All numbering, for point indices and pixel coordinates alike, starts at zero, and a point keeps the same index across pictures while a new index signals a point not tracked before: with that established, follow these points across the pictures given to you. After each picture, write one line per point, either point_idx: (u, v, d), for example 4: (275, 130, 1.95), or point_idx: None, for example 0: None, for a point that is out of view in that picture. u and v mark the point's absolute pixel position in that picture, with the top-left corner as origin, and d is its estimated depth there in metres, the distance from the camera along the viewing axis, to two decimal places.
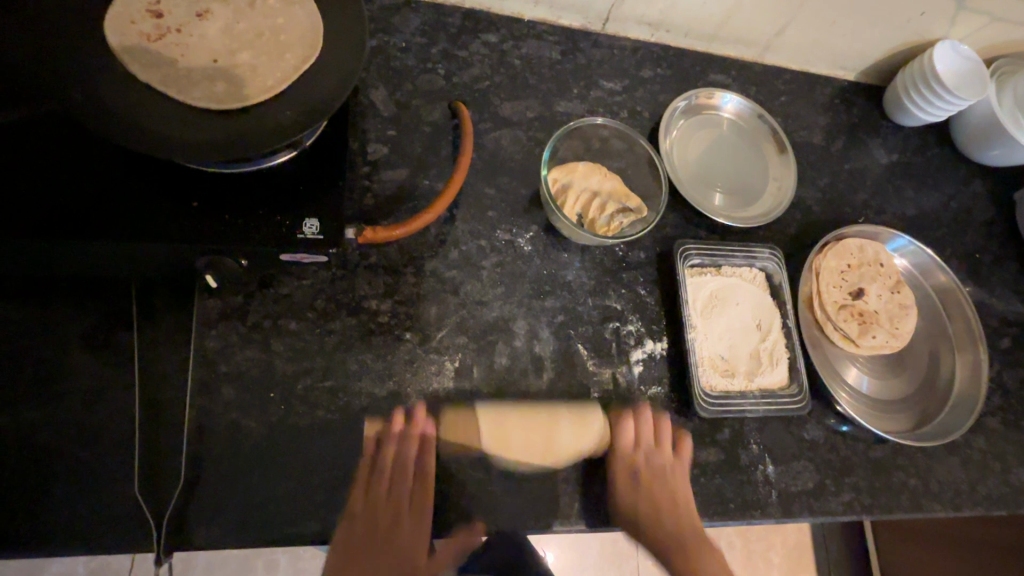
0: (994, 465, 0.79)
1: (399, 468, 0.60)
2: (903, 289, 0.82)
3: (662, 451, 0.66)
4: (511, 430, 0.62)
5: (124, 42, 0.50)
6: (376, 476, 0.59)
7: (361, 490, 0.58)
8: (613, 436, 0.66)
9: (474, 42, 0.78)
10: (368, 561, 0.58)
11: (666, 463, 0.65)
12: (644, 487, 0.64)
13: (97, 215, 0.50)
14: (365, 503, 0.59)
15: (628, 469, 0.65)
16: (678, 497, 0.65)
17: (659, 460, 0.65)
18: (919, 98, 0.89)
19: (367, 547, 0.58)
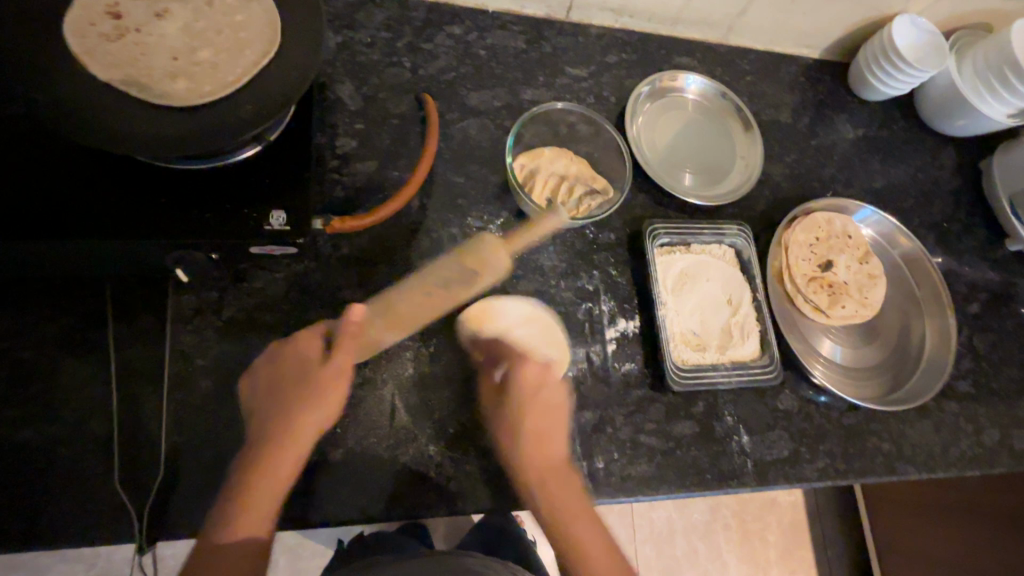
0: (967, 426, 0.81)
1: (289, 375, 0.59)
2: (871, 259, 0.84)
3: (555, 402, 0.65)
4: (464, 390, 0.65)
5: (84, 43, 0.51)
6: (257, 390, 0.59)
7: (252, 416, 0.58)
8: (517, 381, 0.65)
9: (439, 34, 0.79)
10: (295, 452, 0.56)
11: (550, 396, 0.65)
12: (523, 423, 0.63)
13: (63, 215, 0.51)
14: (253, 425, 0.57)
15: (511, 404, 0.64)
16: (542, 440, 0.63)
17: (542, 385, 0.65)
18: (876, 67, 0.91)
19: (261, 472, 0.54)
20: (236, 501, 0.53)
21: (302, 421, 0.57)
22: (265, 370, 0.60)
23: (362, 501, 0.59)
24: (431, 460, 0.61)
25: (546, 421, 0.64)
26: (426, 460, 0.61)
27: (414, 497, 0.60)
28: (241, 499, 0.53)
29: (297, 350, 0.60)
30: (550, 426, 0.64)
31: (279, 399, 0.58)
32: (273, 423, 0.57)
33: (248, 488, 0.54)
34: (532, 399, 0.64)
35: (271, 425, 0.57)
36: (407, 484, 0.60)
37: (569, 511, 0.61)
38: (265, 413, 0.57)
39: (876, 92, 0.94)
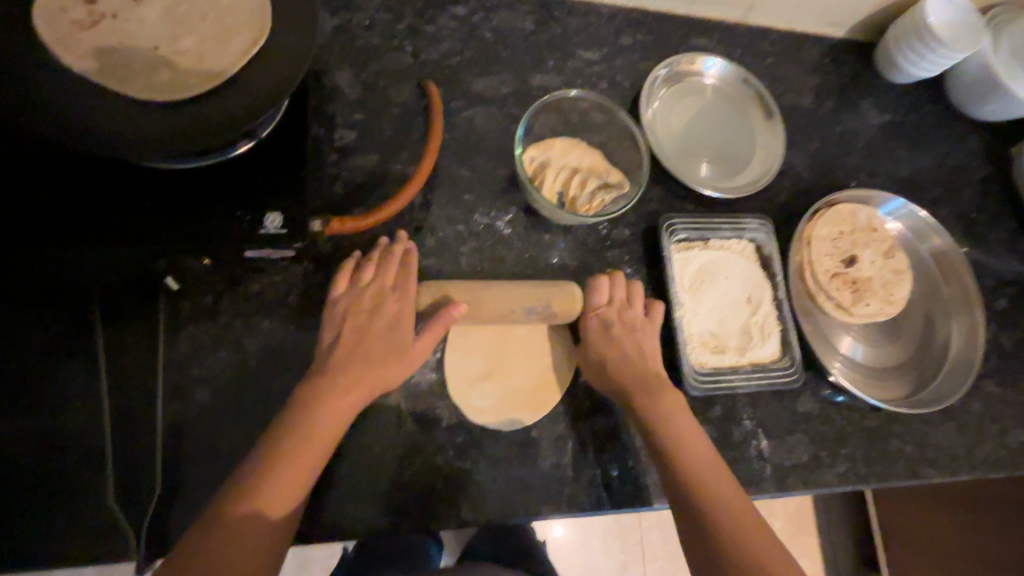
0: (991, 428, 0.78)
1: (361, 316, 0.56)
2: (896, 254, 0.80)
3: (642, 322, 0.64)
4: (475, 396, 0.61)
5: (55, 33, 0.47)
6: (348, 306, 0.57)
7: (331, 312, 0.57)
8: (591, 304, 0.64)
9: (441, 16, 0.74)
10: (332, 411, 0.51)
11: (637, 318, 0.64)
12: (618, 347, 0.62)
13: (43, 222, 0.48)
14: (336, 353, 0.55)
15: (609, 331, 0.63)
16: (641, 357, 0.62)
17: (637, 318, 0.64)
18: (903, 45, 0.86)
19: (307, 405, 0.51)
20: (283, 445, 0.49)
21: (342, 360, 0.54)
22: (357, 282, 0.58)
23: (366, 514, 0.57)
24: (439, 471, 0.59)
25: (643, 338, 0.63)
26: (434, 471, 0.59)
27: (420, 509, 0.58)
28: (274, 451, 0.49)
29: (390, 274, 0.59)
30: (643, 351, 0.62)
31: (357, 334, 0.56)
32: (339, 358, 0.54)
33: (295, 422, 0.50)
34: (626, 330, 0.63)
35: (328, 386, 0.53)
36: (414, 497, 0.58)
37: (692, 452, 0.57)
38: (343, 340, 0.55)
39: (901, 74, 0.89)
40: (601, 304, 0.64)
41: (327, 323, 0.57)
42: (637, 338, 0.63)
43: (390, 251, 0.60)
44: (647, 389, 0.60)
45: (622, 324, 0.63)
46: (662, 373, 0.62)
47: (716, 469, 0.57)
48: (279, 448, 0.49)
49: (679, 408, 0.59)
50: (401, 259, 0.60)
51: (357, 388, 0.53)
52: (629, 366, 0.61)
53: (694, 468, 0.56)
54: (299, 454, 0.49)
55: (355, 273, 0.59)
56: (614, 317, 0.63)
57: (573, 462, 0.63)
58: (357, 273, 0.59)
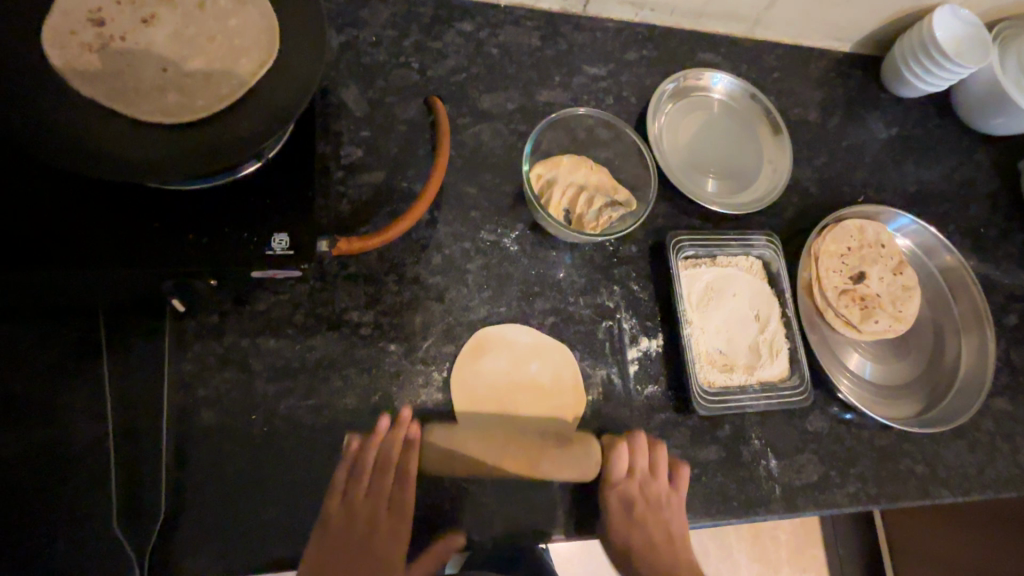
0: (1003, 446, 0.77)
1: (370, 528, 0.56)
2: (905, 270, 0.79)
3: (659, 481, 0.63)
4: (477, 438, 0.60)
5: (65, 57, 0.47)
6: (349, 499, 0.57)
7: (333, 529, 0.55)
8: (608, 465, 0.62)
9: (448, 32, 0.74)
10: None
11: (661, 493, 0.62)
12: (637, 528, 0.62)
13: (49, 244, 0.48)
14: (336, 521, 0.55)
15: (631, 512, 0.62)
16: (652, 518, 0.62)
17: (661, 493, 0.62)
18: (910, 62, 0.85)
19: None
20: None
21: (351, 573, 0.54)
22: (361, 463, 0.57)
23: (370, 535, 0.56)
24: (446, 492, 0.59)
25: (663, 515, 0.63)
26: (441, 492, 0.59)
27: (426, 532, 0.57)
28: None
29: (391, 474, 0.58)
30: (663, 532, 0.63)
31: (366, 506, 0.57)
32: (343, 552, 0.55)
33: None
34: (647, 505, 0.62)
35: (341, 570, 0.54)
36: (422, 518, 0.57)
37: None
38: (348, 523, 0.56)
39: (908, 90, 0.89)
40: (617, 474, 0.62)
41: (330, 501, 0.56)
42: (658, 495, 0.62)
43: (392, 440, 0.58)
44: (656, 559, 0.62)
45: (641, 501, 0.62)
46: (675, 532, 0.63)
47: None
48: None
49: (684, 571, 0.62)
50: (400, 442, 0.58)
51: (367, 564, 0.55)
52: (644, 529, 0.62)
53: None
54: None
55: (359, 461, 0.57)
56: (634, 489, 0.62)
57: (580, 484, 0.62)
58: (358, 463, 0.57)
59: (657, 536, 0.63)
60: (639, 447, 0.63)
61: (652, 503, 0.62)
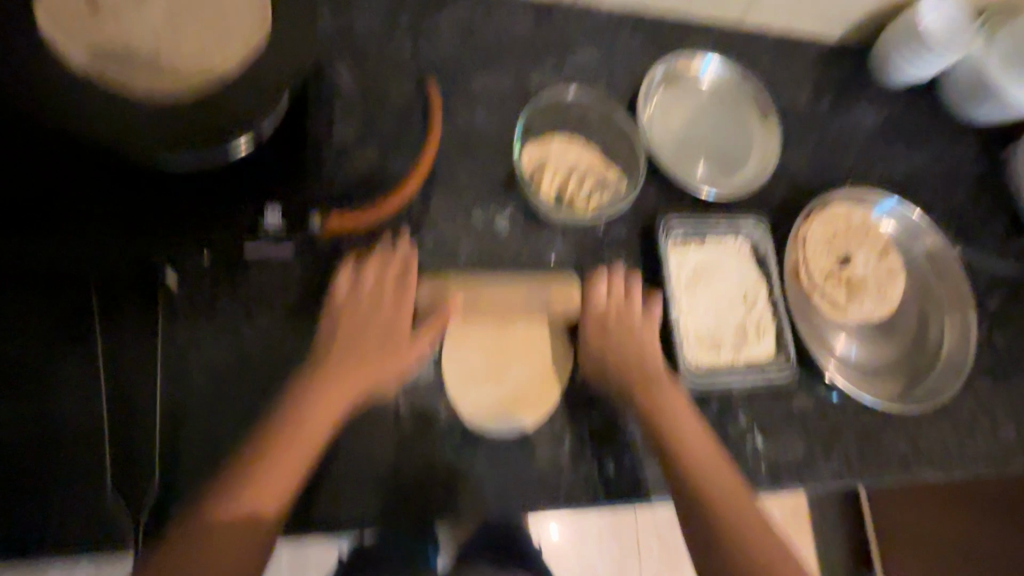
0: (984, 426, 0.79)
1: (348, 356, 0.58)
2: (891, 253, 0.81)
3: (631, 309, 0.66)
4: (468, 397, 0.62)
5: (57, 29, 0.47)
6: (341, 326, 0.59)
7: (327, 352, 0.58)
8: (586, 304, 0.65)
9: (442, 14, 0.74)
10: (317, 420, 0.53)
11: (636, 320, 0.65)
12: (616, 349, 0.64)
13: (41, 216, 0.48)
14: (332, 349, 0.58)
15: (606, 329, 0.64)
16: (632, 346, 0.64)
17: (635, 315, 0.66)
18: (899, 51, 0.87)
19: (304, 421, 0.53)
20: (271, 460, 0.50)
21: (324, 394, 0.55)
22: (355, 285, 0.60)
23: (363, 506, 0.57)
24: (438, 466, 0.59)
25: (642, 340, 0.64)
26: (433, 466, 0.59)
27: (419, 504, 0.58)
28: (267, 447, 0.51)
29: (388, 289, 0.61)
30: (640, 348, 0.64)
31: (358, 342, 0.58)
32: (340, 365, 0.57)
33: (295, 433, 0.52)
34: (623, 325, 0.65)
35: (313, 407, 0.54)
36: (415, 490, 0.58)
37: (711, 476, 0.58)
38: (340, 356, 0.57)
39: (896, 79, 0.90)
40: (594, 301, 0.65)
41: (325, 334, 0.58)
42: (642, 333, 0.65)
43: (386, 262, 0.62)
44: (644, 379, 0.62)
45: (620, 325, 0.64)
46: (657, 361, 0.64)
47: (712, 461, 0.59)
48: (287, 438, 0.52)
49: (669, 395, 0.62)
50: (392, 259, 0.62)
51: (332, 410, 0.54)
52: (624, 355, 0.64)
53: (705, 477, 0.58)
54: (295, 441, 0.52)
55: (358, 274, 0.61)
56: (611, 320, 0.65)
57: (570, 458, 0.63)
58: (353, 286, 0.60)
59: (637, 367, 0.63)
60: (617, 283, 0.66)
61: (632, 332, 0.65)
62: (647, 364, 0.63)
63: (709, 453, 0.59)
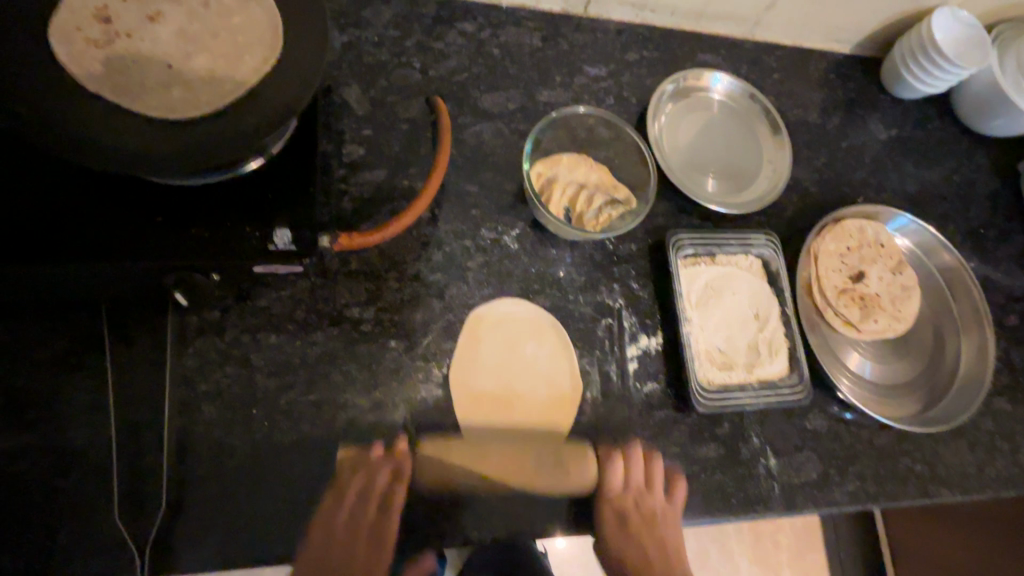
0: (1003, 446, 0.77)
1: (354, 541, 0.56)
2: (905, 270, 0.79)
3: (653, 494, 0.64)
4: (485, 437, 0.61)
5: (71, 53, 0.47)
6: (343, 535, 0.56)
7: (330, 564, 0.54)
8: (602, 478, 0.63)
9: (450, 32, 0.75)
10: None
11: (657, 508, 0.63)
12: (631, 551, 0.62)
13: (52, 239, 0.48)
14: (338, 535, 0.56)
15: (625, 528, 0.63)
16: (648, 537, 0.63)
17: (656, 504, 0.63)
18: (910, 65, 0.86)
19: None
20: None
21: (335, 562, 0.54)
22: (353, 496, 0.57)
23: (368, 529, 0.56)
24: (445, 488, 0.59)
25: (660, 526, 0.63)
26: (440, 488, 0.59)
27: (425, 528, 0.57)
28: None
29: (382, 496, 0.57)
30: (658, 550, 0.63)
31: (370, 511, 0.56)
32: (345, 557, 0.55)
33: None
34: (643, 515, 0.63)
35: None
36: (422, 513, 0.58)
37: None
38: (347, 547, 0.55)
39: (909, 92, 0.90)
40: (613, 487, 0.63)
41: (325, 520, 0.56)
42: (664, 521, 0.63)
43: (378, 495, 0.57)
44: (654, 561, 0.62)
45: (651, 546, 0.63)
46: (670, 527, 0.63)
47: None
48: None
49: (672, 573, 0.62)
50: (402, 465, 0.58)
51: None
52: (641, 547, 0.63)
53: None
54: None
55: (369, 471, 0.57)
56: (630, 506, 0.63)
57: (579, 480, 0.62)
58: (349, 489, 0.57)
59: (653, 552, 0.63)
60: (633, 458, 0.65)
61: (651, 519, 0.63)
62: (666, 564, 0.62)
63: None
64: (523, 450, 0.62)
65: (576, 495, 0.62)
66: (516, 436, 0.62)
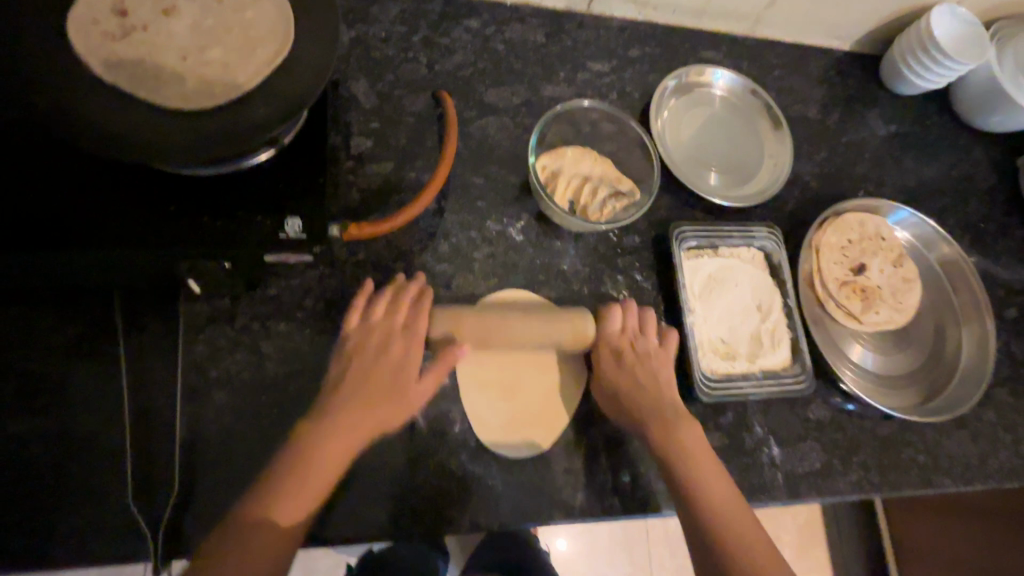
0: (1005, 437, 0.78)
1: (359, 352, 0.57)
2: (905, 262, 0.80)
3: (648, 337, 0.64)
4: (493, 422, 0.62)
5: (89, 46, 0.49)
6: (355, 372, 0.56)
7: (346, 385, 0.55)
8: (601, 324, 0.63)
9: (456, 29, 0.76)
10: (318, 434, 0.51)
11: (651, 349, 0.64)
12: (632, 381, 0.62)
13: (69, 227, 0.49)
14: (345, 384, 0.55)
15: (620, 360, 0.62)
16: (650, 384, 0.61)
17: (651, 346, 0.64)
18: (910, 60, 0.87)
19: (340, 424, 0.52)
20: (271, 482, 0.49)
21: (334, 398, 0.54)
22: (358, 329, 0.58)
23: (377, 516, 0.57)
24: (452, 475, 0.59)
25: (661, 373, 0.62)
26: (447, 475, 0.59)
27: (433, 514, 0.58)
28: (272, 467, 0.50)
29: (386, 330, 0.58)
30: (655, 379, 0.62)
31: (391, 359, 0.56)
32: (369, 377, 0.56)
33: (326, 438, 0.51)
34: (641, 359, 0.63)
35: (321, 414, 0.53)
36: (429, 500, 0.58)
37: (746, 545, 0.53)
38: (369, 371, 0.56)
39: (907, 88, 0.91)
40: (612, 329, 0.63)
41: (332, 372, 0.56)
42: (662, 367, 0.63)
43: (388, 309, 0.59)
44: (655, 401, 0.61)
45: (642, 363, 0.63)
46: (668, 385, 0.62)
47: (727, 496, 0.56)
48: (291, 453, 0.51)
49: (681, 424, 0.59)
50: (409, 295, 0.60)
51: (342, 433, 0.52)
52: (642, 387, 0.61)
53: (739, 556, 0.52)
54: (300, 454, 0.50)
55: (384, 297, 0.60)
56: (624, 340, 0.63)
57: (585, 468, 0.63)
58: (354, 324, 0.58)
59: (652, 387, 0.61)
60: (630, 308, 0.65)
61: (649, 361, 0.63)
62: (670, 411, 0.60)
63: (712, 461, 0.58)
64: (532, 428, 0.62)
65: (582, 472, 0.63)
66: (523, 421, 0.62)
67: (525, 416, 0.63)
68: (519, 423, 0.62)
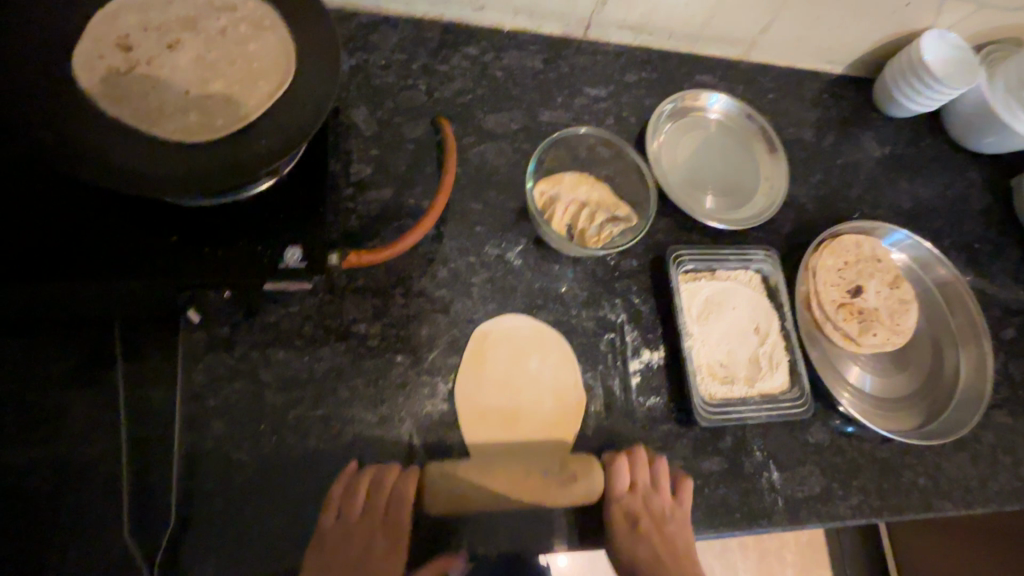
0: (1005, 459, 0.77)
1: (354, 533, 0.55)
2: (902, 284, 0.81)
3: (661, 493, 0.62)
4: (488, 451, 0.61)
5: (95, 79, 0.50)
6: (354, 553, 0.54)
7: (316, 568, 0.53)
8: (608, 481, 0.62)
9: (455, 56, 0.77)
10: None
11: (665, 505, 0.61)
12: (644, 543, 0.59)
13: (70, 257, 0.49)
14: (342, 546, 0.54)
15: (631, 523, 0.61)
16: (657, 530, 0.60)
17: (664, 502, 0.61)
18: (902, 84, 0.88)
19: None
20: None
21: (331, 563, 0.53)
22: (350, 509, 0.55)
23: None
24: None
25: (669, 526, 0.61)
26: None
27: None
28: None
29: (379, 515, 0.56)
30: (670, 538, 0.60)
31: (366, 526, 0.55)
32: (349, 559, 0.54)
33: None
34: (652, 517, 0.61)
35: None
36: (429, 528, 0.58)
37: None
38: (350, 543, 0.55)
39: (901, 110, 0.92)
40: (619, 489, 0.61)
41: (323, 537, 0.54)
42: (673, 517, 0.61)
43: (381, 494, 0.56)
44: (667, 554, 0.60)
45: (647, 517, 0.61)
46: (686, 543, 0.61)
47: None
48: None
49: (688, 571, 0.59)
50: (401, 482, 0.57)
51: None
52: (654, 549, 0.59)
53: None
54: None
55: (353, 490, 0.56)
56: (638, 505, 0.61)
57: (584, 494, 0.62)
58: (346, 496, 0.56)
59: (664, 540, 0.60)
60: (638, 460, 0.63)
61: (661, 518, 0.61)
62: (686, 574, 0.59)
63: None
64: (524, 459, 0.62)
65: None
66: (517, 451, 0.62)
67: (519, 445, 0.63)
68: (512, 453, 0.62)
